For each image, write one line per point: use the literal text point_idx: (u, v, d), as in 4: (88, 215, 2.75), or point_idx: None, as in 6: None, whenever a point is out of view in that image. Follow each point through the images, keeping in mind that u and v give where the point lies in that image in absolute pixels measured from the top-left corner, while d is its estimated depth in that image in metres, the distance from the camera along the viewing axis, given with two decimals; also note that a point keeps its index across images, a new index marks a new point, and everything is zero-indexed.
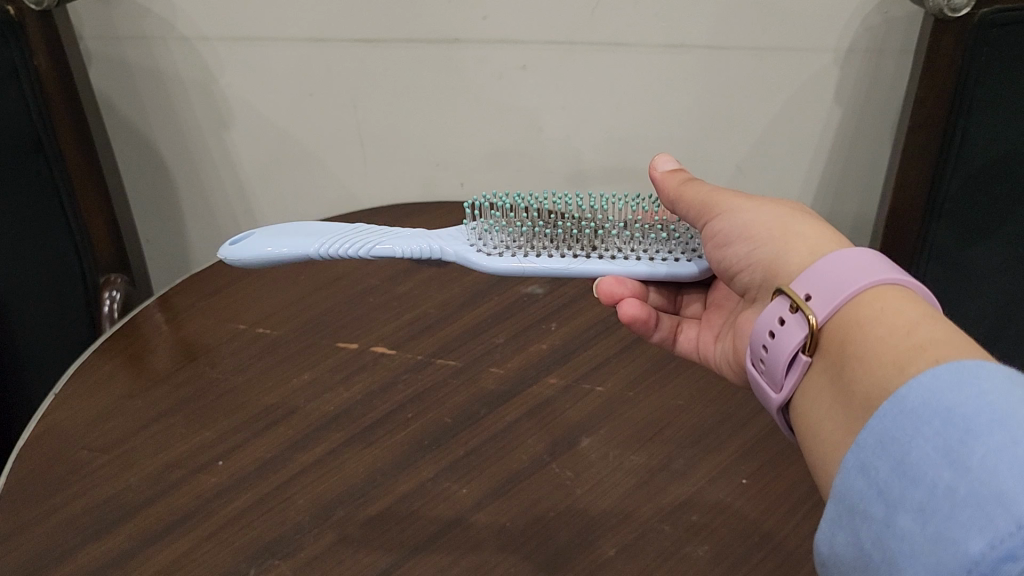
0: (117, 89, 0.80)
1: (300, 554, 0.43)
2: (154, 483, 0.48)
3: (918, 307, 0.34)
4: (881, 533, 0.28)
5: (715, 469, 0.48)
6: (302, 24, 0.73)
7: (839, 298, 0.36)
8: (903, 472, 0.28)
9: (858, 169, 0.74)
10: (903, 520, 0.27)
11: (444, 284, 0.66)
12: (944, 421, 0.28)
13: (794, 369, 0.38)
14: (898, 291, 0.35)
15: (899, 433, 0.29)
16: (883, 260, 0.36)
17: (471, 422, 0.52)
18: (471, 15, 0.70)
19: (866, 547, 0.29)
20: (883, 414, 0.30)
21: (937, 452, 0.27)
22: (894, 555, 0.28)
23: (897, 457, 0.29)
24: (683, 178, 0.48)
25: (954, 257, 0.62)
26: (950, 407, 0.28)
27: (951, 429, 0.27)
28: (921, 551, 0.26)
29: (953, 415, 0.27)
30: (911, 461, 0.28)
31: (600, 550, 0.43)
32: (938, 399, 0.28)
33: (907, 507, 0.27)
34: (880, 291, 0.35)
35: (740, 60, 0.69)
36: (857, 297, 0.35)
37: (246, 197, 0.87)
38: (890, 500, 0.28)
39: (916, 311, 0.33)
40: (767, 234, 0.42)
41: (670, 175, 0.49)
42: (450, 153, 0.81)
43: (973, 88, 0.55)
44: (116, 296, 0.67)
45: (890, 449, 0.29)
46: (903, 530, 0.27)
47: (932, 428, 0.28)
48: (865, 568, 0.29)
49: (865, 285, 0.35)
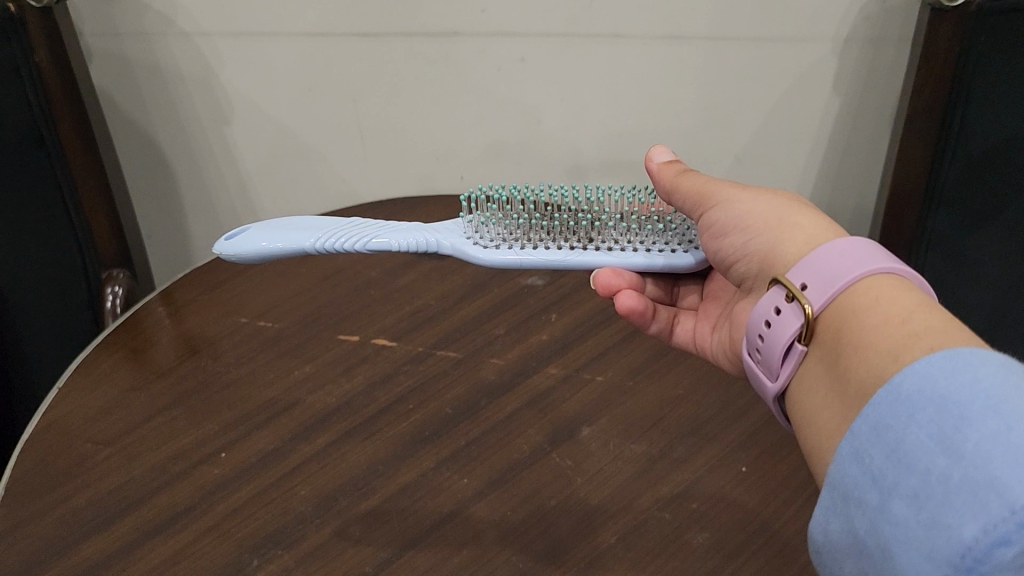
0: (116, 86, 0.80)
1: (302, 545, 0.44)
2: (158, 475, 0.48)
3: (912, 295, 0.34)
4: (875, 520, 0.29)
5: (714, 457, 0.48)
6: (302, 19, 0.73)
7: (833, 288, 0.36)
8: (897, 459, 0.28)
9: (858, 158, 0.75)
10: (897, 507, 0.28)
11: (444, 276, 0.66)
12: (938, 408, 0.28)
13: (790, 359, 0.38)
14: (893, 280, 0.35)
15: (894, 420, 0.29)
16: (877, 249, 0.37)
17: (472, 413, 0.52)
18: (470, 8, 0.70)
19: (860, 534, 0.29)
20: (878, 401, 0.30)
21: (931, 438, 0.27)
22: (887, 542, 0.28)
23: (891, 444, 0.29)
24: (679, 170, 0.49)
25: (953, 245, 0.63)
26: (944, 394, 0.28)
27: (945, 416, 0.27)
28: (914, 537, 0.26)
29: (947, 402, 0.28)
30: (904, 448, 0.28)
31: (600, 538, 0.43)
32: (932, 386, 0.28)
33: (901, 494, 0.28)
34: (875, 280, 0.35)
35: (738, 51, 0.70)
36: (851, 286, 0.36)
37: (248, 193, 0.87)
38: (884, 486, 0.28)
39: (912, 299, 0.34)
40: (763, 224, 0.42)
41: (666, 167, 0.49)
42: (451, 146, 0.81)
43: (972, 75, 0.55)
44: (119, 291, 0.67)
45: (884, 436, 0.29)
46: (896, 517, 0.28)
47: (927, 415, 0.28)
48: (860, 555, 0.30)
49: (860, 275, 0.35)
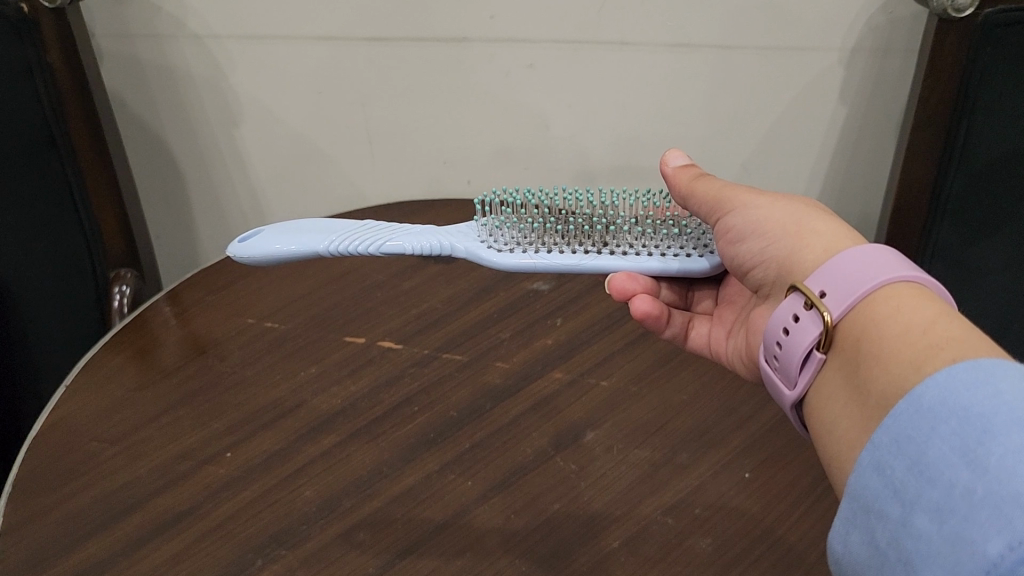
0: (129, 88, 0.80)
1: (307, 545, 0.44)
2: (164, 474, 0.48)
3: (933, 304, 0.34)
4: (897, 532, 0.29)
5: (718, 463, 0.48)
6: (311, 22, 0.74)
7: (853, 296, 0.36)
8: (919, 472, 0.28)
9: (864, 167, 0.75)
10: (920, 521, 0.28)
11: (451, 280, 0.66)
12: (960, 421, 0.28)
13: (808, 366, 0.38)
14: (914, 289, 0.35)
15: (916, 431, 0.29)
16: (897, 257, 0.37)
17: (477, 416, 0.52)
18: (479, 14, 0.71)
19: (881, 546, 0.30)
20: (899, 413, 0.30)
21: (954, 451, 0.27)
22: (910, 555, 0.28)
23: (913, 457, 0.29)
24: (694, 174, 0.49)
25: (958, 257, 0.63)
26: (966, 407, 0.28)
27: (968, 430, 0.27)
28: (938, 550, 0.26)
29: (970, 415, 0.28)
30: (927, 460, 0.28)
31: (605, 542, 0.44)
32: (955, 398, 0.29)
33: (924, 507, 0.28)
34: (896, 288, 0.35)
35: (745, 59, 0.70)
36: (871, 294, 0.36)
37: (258, 194, 0.87)
38: (906, 499, 0.29)
39: (932, 309, 0.34)
40: (780, 230, 0.43)
41: (681, 171, 0.49)
42: (460, 150, 0.81)
43: (978, 89, 0.55)
44: (127, 291, 0.68)
45: (906, 448, 0.29)
46: (919, 530, 0.28)
47: (949, 428, 0.28)
48: (880, 567, 0.30)
49: (874, 286, 0.36)
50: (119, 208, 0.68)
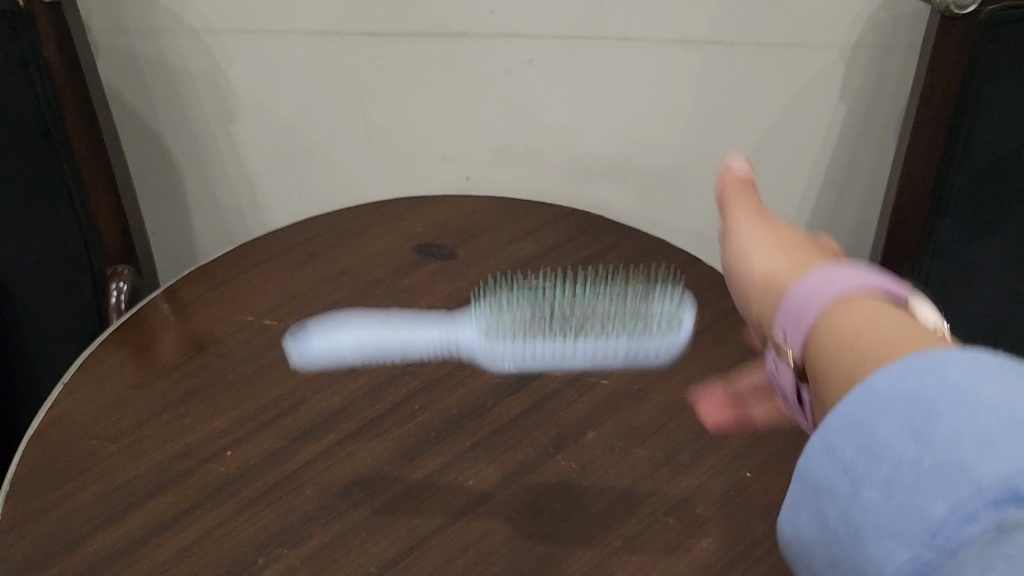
0: (126, 85, 0.79)
1: (308, 544, 0.44)
2: (163, 472, 0.48)
3: (884, 313, 0.32)
4: (847, 512, 0.27)
5: (720, 463, 0.48)
6: (309, 16, 0.73)
7: (807, 326, 0.35)
8: (870, 451, 0.27)
9: (864, 163, 0.74)
10: (872, 499, 0.26)
11: (451, 276, 0.65)
12: (908, 400, 0.26)
13: (803, 405, 0.37)
14: (867, 299, 0.33)
15: (863, 412, 0.27)
16: (850, 271, 0.35)
17: (478, 415, 0.52)
18: (479, 8, 0.71)
19: (830, 527, 0.28)
20: (847, 400, 0.28)
21: (906, 430, 0.26)
22: (865, 537, 0.26)
23: (862, 438, 0.27)
24: (743, 190, 0.49)
25: (959, 254, 0.62)
26: (914, 389, 0.27)
27: (917, 408, 0.26)
28: (897, 533, 0.25)
29: (918, 395, 0.26)
30: (878, 439, 0.27)
31: (605, 542, 0.44)
32: (905, 383, 0.27)
33: (875, 484, 0.26)
34: (843, 307, 0.34)
35: (747, 56, 0.70)
36: (823, 316, 0.34)
37: (255, 189, 0.87)
38: (856, 477, 0.27)
39: (879, 318, 0.32)
40: (764, 276, 0.42)
41: (736, 183, 0.49)
42: (460, 145, 0.81)
43: (980, 88, 0.55)
44: (124, 288, 0.69)
45: (854, 429, 0.27)
46: (874, 511, 0.26)
47: (898, 407, 0.27)
48: (832, 548, 0.28)
49: (842, 290, 0.34)
50: (111, 191, 0.68)
